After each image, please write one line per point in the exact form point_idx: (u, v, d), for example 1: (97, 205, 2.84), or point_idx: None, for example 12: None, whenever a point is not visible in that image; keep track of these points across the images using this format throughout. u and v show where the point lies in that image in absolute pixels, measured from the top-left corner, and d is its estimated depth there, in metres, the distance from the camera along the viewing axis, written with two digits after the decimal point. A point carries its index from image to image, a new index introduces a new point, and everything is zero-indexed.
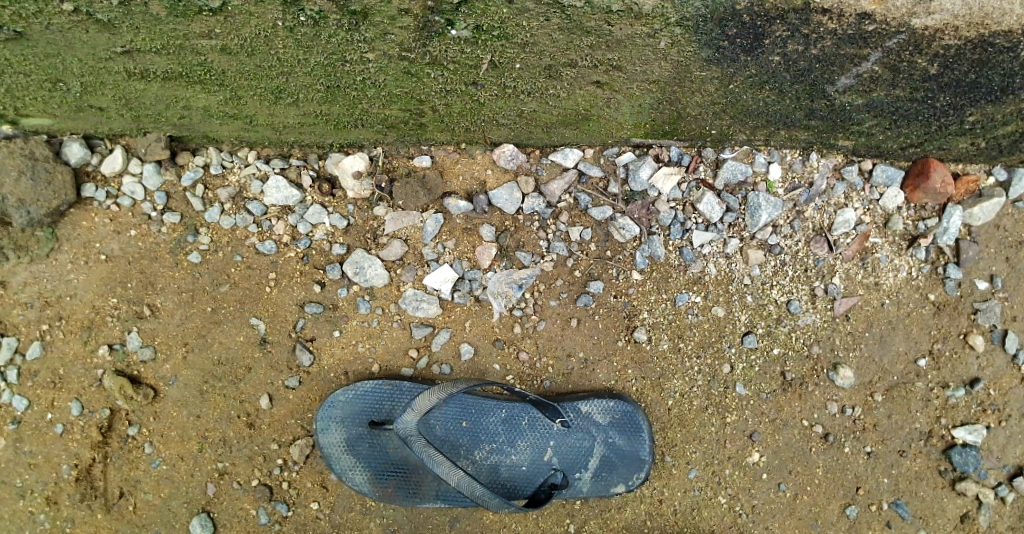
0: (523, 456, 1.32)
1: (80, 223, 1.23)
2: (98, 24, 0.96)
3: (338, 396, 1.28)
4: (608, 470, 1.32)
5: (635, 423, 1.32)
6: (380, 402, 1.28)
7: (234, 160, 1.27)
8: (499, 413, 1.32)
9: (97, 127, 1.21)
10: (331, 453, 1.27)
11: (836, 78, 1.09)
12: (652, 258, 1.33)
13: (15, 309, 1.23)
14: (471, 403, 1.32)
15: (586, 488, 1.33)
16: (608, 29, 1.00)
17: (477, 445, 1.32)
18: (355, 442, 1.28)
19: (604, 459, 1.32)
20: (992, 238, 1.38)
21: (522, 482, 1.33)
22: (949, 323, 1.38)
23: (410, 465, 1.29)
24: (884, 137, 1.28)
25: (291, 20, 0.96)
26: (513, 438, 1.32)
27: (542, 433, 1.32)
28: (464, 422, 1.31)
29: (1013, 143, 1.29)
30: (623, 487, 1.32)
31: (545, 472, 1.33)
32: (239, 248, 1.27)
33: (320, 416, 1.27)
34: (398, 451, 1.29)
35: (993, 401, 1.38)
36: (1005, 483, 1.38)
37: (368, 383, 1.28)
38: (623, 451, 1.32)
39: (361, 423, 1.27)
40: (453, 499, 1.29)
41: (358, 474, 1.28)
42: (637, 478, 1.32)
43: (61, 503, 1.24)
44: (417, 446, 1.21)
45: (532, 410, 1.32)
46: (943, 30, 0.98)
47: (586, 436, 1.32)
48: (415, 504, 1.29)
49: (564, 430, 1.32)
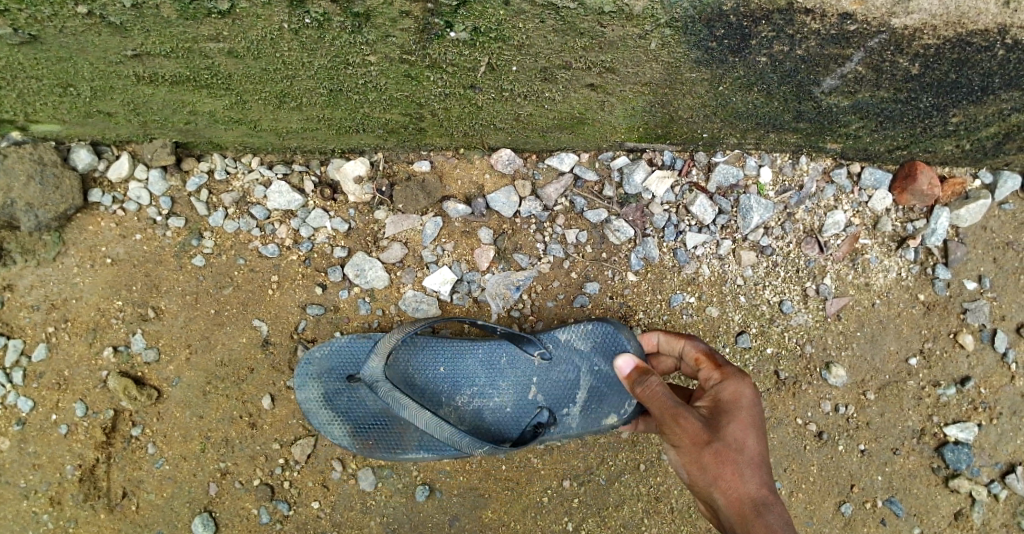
0: (506, 397, 1.28)
1: (87, 227, 1.26)
2: (110, 27, 0.98)
3: (314, 353, 1.26)
4: (597, 402, 1.26)
5: (617, 343, 1.25)
6: (353, 354, 1.27)
7: (237, 166, 1.31)
8: (478, 354, 1.29)
9: (105, 132, 1.25)
10: (308, 409, 1.26)
11: (821, 79, 1.13)
12: (646, 259, 1.36)
13: (21, 312, 1.25)
14: (447, 348, 1.29)
15: (577, 424, 1.27)
16: (600, 30, 1.03)
17: (458, 389, 1.28)
18: (331, 397, 1.26)
19: (592, 391, 1.26)
20: (979, 239, 1.42)
21: (510, 425, 1.28)
22: (939, 323, 1.41)
23: (389, 417, 1.26)
24: (871, 140, 1.32)
25: (297, 22, 0.99)
26: (495, 378, 1.28)
27: (523, 370, 1.28)
28: (441, 367, 1.28)
29: (997, 145, 1.33)
30: (615, 417, 1.25)
31: (531, 412, 1.28)
32: (242, 252, 1.30)
33: (297, 372, 1.26)
34: (377, 402, 1.26)
35: (984, 399, 1.41)
36: (997, 480, 1.41)
37: (342, 337, 1.27)
38: (610, 378, 1.26)
39: (338, 377, 1.26)
40: (438, 449, 1.24)
41: (337, 428, 1.26)
42: (629, 407, 1.25)
43: (65, 503, 1.25)
44: (383, 390, 1.18)
45: (510, 348, 1.28)
46: (922, 30, 1.01)
47: (571, 368, 1.27)
48: (399, 456, 1.26)
49: (545, 364, 1.27)
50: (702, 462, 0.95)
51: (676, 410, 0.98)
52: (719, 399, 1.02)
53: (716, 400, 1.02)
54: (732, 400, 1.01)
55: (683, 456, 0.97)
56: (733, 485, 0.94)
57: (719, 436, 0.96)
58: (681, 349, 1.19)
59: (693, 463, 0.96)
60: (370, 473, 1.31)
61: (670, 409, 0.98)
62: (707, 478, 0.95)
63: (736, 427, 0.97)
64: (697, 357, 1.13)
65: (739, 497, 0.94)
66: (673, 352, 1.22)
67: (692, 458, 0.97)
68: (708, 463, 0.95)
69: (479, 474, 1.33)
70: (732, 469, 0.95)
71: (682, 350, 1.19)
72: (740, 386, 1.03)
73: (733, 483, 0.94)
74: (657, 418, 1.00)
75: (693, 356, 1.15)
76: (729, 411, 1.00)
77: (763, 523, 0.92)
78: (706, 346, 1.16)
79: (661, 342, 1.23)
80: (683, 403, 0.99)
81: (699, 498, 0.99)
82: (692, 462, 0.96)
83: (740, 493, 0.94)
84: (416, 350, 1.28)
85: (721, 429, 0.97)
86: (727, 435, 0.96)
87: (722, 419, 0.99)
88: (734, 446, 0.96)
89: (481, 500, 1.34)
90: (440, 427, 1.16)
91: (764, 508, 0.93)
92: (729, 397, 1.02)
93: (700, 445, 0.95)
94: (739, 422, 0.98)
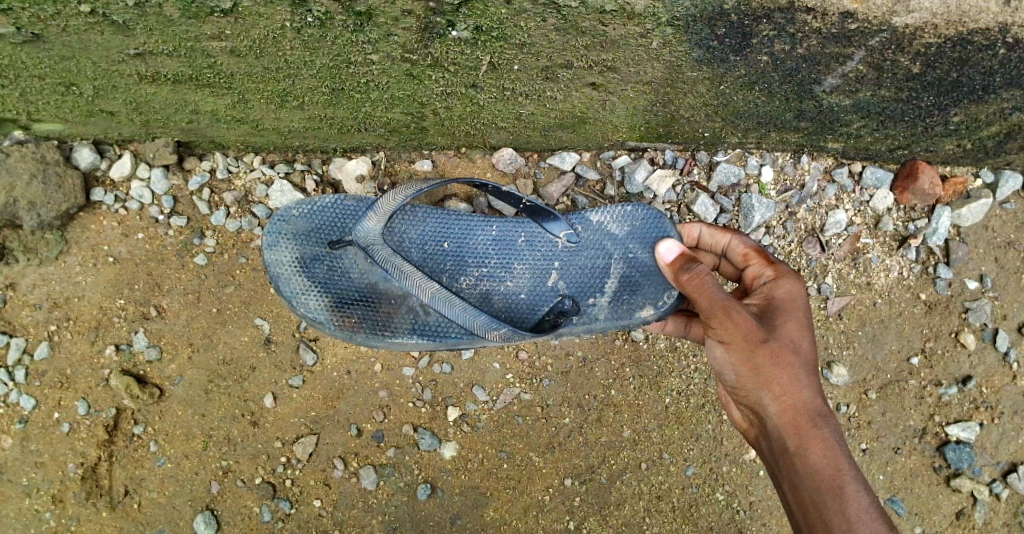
0: (520, 282, 1.16)
1: (90, 226, 1.27)
2: (113, 26, 0.98)
3: (291, 211, 1.13)
4: (630, 292, 1.13)
5: (657, 230, 1.15)
6: (342, 219, 1.14)
7: (239, 164, 1.32)
8: (489, 230, 1.17)
9: (108, 131, 1.25)
10: (279, 272, 1.10)
11: (822, 78, 1.13)
12: None
13: (24, 310, 1.25)
14: (455, 222, 1.17)
15: (603, 316, 1.13)
16: (602, 29, 1.03)
17: (464, 270, 1.16)
18: (311, 264, 1.11)
19: (623, 280, 1.14)
20: (980, 238, 1.42)
21: (523, 314, 1.15)
22: (941, 322, 1.41)
23: (377, 292, 1.10)
24: (872, 139, 1.32)
25: (299, 21, 0.99)
26: (508, 260, 1.16)
27: (543, 254, 1.16)
28: (447, 243, 1.17)
29: (998, 145, 1.33)
30: (652, 310, 1.12)
31: (550, 301, 1.15)
32: (244, 250, 1.30)
33: (269, 230, 1.12)
34: (364, 276, 1.11)
35: (985, 398, 1.41)
36: (999, 479, 1.41)
37: (328, 197, 1.15)
38: (644, 266, 1.14)
39: (320, 242, 1.12)
40: (433, 335, 1.08)
41: (312, 299, 1.09)
42: (669, 299, 1.12)
43: (67, 501, 1.24)
44: (382, 255, 1.10)
45: (530, 227, 1.17)
46: (923, 29, 1.00)
47: (600, 254, 1.15)
48: (385, 340, 1.08)
49: (570, 248, 1.16)
50: (754, 361, 0.94)
51: (728, 304, 0.92)
52: (773, 297, 1.00)
53: (768, 299, 1.01)
54: (787, 300, 1.00)
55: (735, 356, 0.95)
56: (787, 393, 0.95)
57: (774, 338, 0.95)
58: (724, 243, 1.14)
59: (746, 364, 0.95)
60: (372, 471, 1.32)
61: (723, 303, 0.92)
62: (759, 381, 0.95)
63: (790, 329, 0.97)
64: (746, 254, 1.10)
65: (792, 404, 0.95)
66: (712, 245, 1.17)
67: (744, 358, 0.95)
68: (763, 364, 0.94)
69: (481, 473, 1.34)
70: (788, 375, 0.95)
71: (725, 245, 1.14)
72: (793, 286, 1.02)
73: (787, 390, 0.95)
74: (704, 311, 0.94)
75: (739, 251, 1.11)
76: (782, 311, 0.99)
77: (815, 431, 0.94)
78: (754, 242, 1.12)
79: (702, 235, 1.17)
80: (735, 297, 0.93)
81: (744, 400, 0.99)
82: (746, 364, 0.95)
83: (793, 400, 0.95)
84: (418, 223, 1.17)
85: (776, 331, 0.96)
86: (782, 335, 0.96)
87: (775, 320, 0.98)
88: (789, 350, 0.96)
89: (483, 498, 1.34)
90: (448, 298, 1.05)
91: (816, 413, 0.95)
92: (782, 295, 1.01)
93: (754, 342, 0.93)
94: (793, 325, 0.98)
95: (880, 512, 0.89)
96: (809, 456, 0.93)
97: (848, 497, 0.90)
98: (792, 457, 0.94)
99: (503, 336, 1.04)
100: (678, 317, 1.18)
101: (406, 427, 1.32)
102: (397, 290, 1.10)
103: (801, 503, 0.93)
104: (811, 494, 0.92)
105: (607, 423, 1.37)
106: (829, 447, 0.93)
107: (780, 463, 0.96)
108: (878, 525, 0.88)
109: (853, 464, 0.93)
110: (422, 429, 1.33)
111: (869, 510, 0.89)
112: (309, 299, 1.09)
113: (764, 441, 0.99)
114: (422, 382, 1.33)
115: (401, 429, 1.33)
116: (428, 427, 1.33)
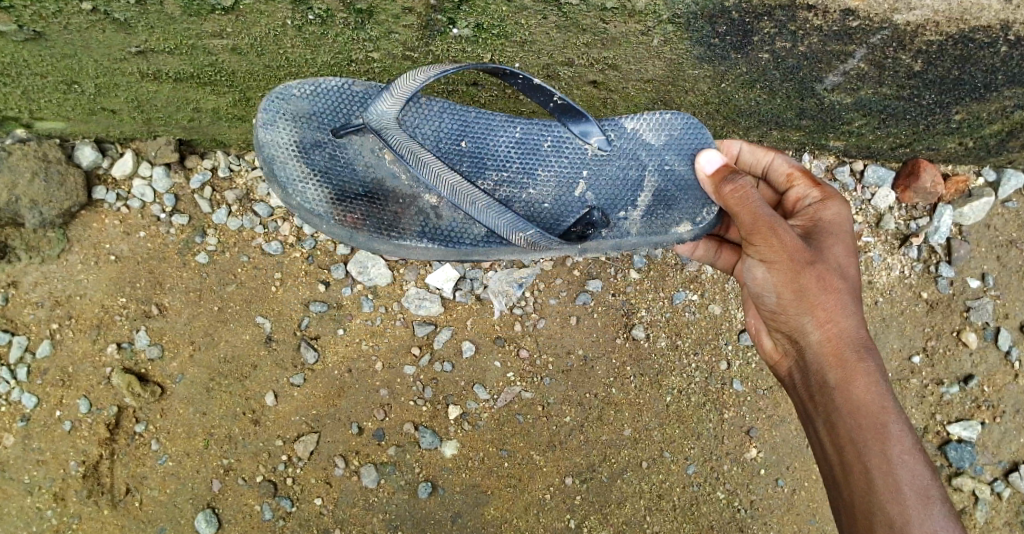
0: (544, 191, 1.08)
1: (91, 224, 1.27)
2: (115, 23, 0.98)
3: (292, 90, 1.04)
4: (666, 207, 1.06)
5: (699, 141, 1.08)
6: (347, 105, 1.05)
7: (241, 163, 1.33)
8: (511, 132, 1.09)
9: (109, 130, 1.25)
10: (274, 155, 1.01)
11: (823, 76, 1.13)
12: (649, 257, 1.38)
13: (26, 308, 1.26)
14: (473, 119, 1.09)
15: (636, 231, 1.06)
16: (603, 27, 1.03)
17: (480, 174, 1.08)
18: (310, 150, 1.02)
19: (660, 194, 1.06)
20: (982, 237, 1.42)
21: (545, 224, 1.07)
22: (943, 320, 1.41)
23: (381, 189, 1.04)
24: (874, 137, 1.32)
25: (300, 18, 0.99)
26: (530, 166, 1.09)
27: (571, 160, 1.09)
28: (464, 143, 1.08)
29: (1000, 143, 1.33)
30: (689, 226, 1.05)
31: (577, 211, 1.08)
32: (246, 249, 1.30)
33: (265, 107, 1.02)
34: (369, 170, 1.04)
35: (987, 397, 1.41)
36: (1001, 479, 1.40)
37: (332, 80, 1.05)
38: (683, 180, 1.07)
39: (321, 128, 1.03)
40: (443, 241, 1.03)
41: (310, 189, 1.01)
42: (708, 216, 1.05)
43: (69, 499, 1.24)
44: (395, 140, 1.01)
45: (557, 130, 1.10)
46: (925, 26, 1.00)
47: (634, 164, 1.08)
48: (389, 241, 1.02)
49: (600, 156, 1.09)
50: (800, 283, 0.90)
51: (772, 220, 0.89)
52: (819, 217, 0.97)
53: (814, 221, 0.98)
54: (834, 221, 0.97)
55: (777, 276, 0.91)
56: (831, 320, 0.91)
57: (820, 259, 0.91)
58: (766, 162, 1.12)
59: (790, 285, 0.90)
60: (373, 470, 1.32)
61: (767, 219, 0.89)
62: (802, 304, 0.91)
63: (835, 251, 0.94)
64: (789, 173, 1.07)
65: (836, 332, 0.90)
66: (753, 164, 1.14)
67: (788, 279, 0.90)
68: (807, 286, 0.90)
69: (482, 471, 1.34)
70: (834, 300, 0.90)
71: (768, 164, 1.12)
72: (841, 208, 0.98)
73: (831, 317, 0.91)
74: (747, 227, 0.90)
75: (783, 171, 1.09)
76: (829, 232, 0.96)
77: (860, 363, 0.89)
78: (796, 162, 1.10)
79: (743, 151, 1.15)
80: (779, 215, 0.90)
81: (784, 327, 0.95)
82: (789, 285, 0.90)
83: (838, 329, 0.91)
84: (431, 118, 1.08)
85: (823, 252, 0.92)
86: (828, 257, 0.92)
87: (821, 243, 0.94)
88: (835, 273, 0.92)
89: (484, 496, 1.34)
90: (468, 194, 0.98)
91: (860, 343, 0.90)
92: (829, 216, 0.98)
93: (801, 261, 0.89)
94: (840, 248, 0.94)
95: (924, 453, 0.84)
96: (851, 392, 0.88)
97: (891, 437, 0.85)
98: (832, 392, 0.89)
99: (530, 240, 0.97)
100: (710, 240, 1.18)
101: (407, 425, 1.33)
102: (405, 190, 1.04)
103: (838, 444, 0.88)
104: (849, 432, 0.87)
105: (608, 422, 1.37)
106: (873, 383, 0.88)
107: (817, 400, 0.92)
108: (922, 469, 0.83)
109: (897, 402, 0.88)
110: (423, 428, 1.33)
111: (912, 449, 0.84)
112: (307, 188, 1.01)
113: (801, 374, 0.95)
114: (423, 381, 1.33)
115: (401, 428, 1.33)
116: (428, 426, 1.33)
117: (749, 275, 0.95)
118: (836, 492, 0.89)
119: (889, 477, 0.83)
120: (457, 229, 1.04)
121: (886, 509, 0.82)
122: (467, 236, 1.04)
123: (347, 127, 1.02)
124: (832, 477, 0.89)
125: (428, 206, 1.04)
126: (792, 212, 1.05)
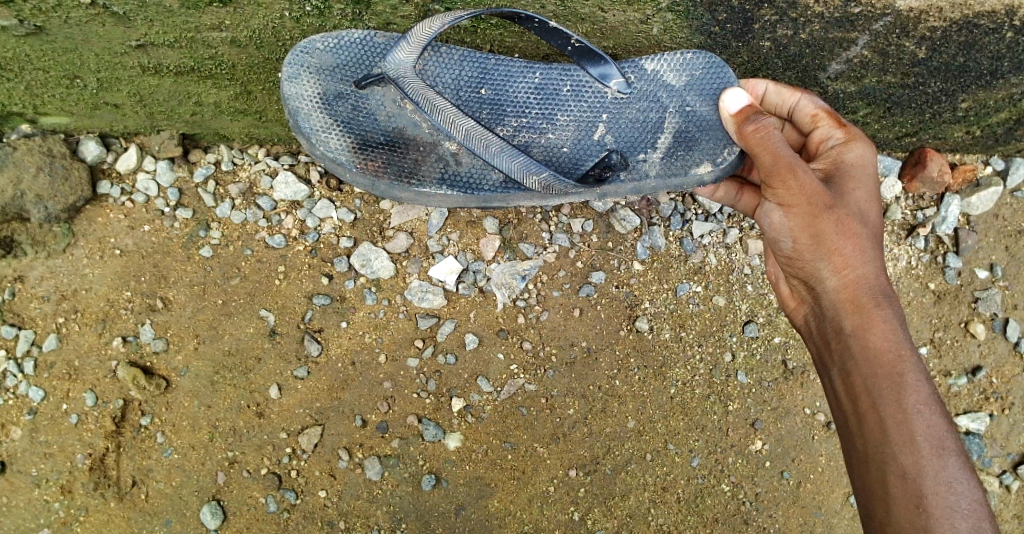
0: (563, 135, 1.12)
1: (96, 219, 1.27)
2: (114, 17, 0.99)
3: (315, 43, 1.06)
4: (686, 148, 1.09)
5: (722, 80, 1.08)
6: (368, 56, 1.07)
7: (244, 157, 1.32)
8: (531, 78, 1.11)
9: (113, 124, 1.26)
10: (298, 107, 1.06)
11: (827, 64, 1.12)
12: (652, 248, 1.38)
13: (32, 303, 1.26)
14: (494, 66, 1.10)
15: (654, 173, 1.10)
16: (602, 16, 1.03)
17: (501, 120, 1.11)
18: (333, 102, 1.07)
19: (680, 135, 1.10)
20: (990, 227, 1.41)
21: (564, 168, 1.12)
22: (950, 312, 1.39)
23: (403, 137, 1.10)
24: (880, 126, 1.31)
25: (298, 10, 1.01)
26: (550, 110, 1.12)
27: (592, 105, 1.12)
28: (483, 89, 1.11)
29: (1008, 131, 1.32)
30: (709, 167, 1.08)
31: (597, 154, 1.12)
32: (249, 242, 1.30)
33: (290, 61, 1.06)
34: (391, 120, 1.09)
35: (995, 389, 1.40)
36: (1009, 471, 1.41)
37: (355, 32, 1.06)
38: (704, 120, 1.09)
39: (344, 79, 1.07)
40: (463, 187, 1.10)
41: (333, 138, 1.07)
42: (729, 156, 1.08)
43: (75, 492, 1.25)
44: (412, 89, 1.05)
45: (576, 73, 1.11)
46: (928, 12, 0.99)
47: (654, 107, 1.11)
48: (410, 188, 1.10)
49: (621, 98, 1.11)
50: (817, 226, 0.93)
51: (793, 162, 0.91)
52: (843, 161, 1.00)
53: (836, 164, 1.01)
54: (857, 164, 1.00)
55: (795, 219, 0.94)
56: (848, 266, 0.93)
57: (840, 205, 0.94)
58: (792, 103, 1.09)
59: (807, 229, 0.93)
60: (377, 462, 1.32)
61: (788, 160, 0.91)
62: (819, 248, 0.93)
63: (854, 197, 0.97)
64: (815, 114, 1.07)
65: (854, 278, 0.93)
66: (778, 105, 1.11)
67: (805, 223, 0.94)
68: (824, 230, 0.93)
69: (486, 464, 1.34)
70: (852, 244, 0.94)
71: (793, 105, 1.09)
72: (864, 151, 1.01)
73: (848, 262, 0.93)
74: (767, 169, 0.93)
75: (808, 112, 1.08)
76: (852, 176, 0.99)
77: (875, 306, 0.92)
78: (823, 102, 1.08)
79: (768, 92, 1.11)
80: (800, 157, 0.93)
81: (800, 270, 0.98)
82: (806, 228, 0.93)
83: (855, 274, 0.93)
84: (452, 66, 1.10)
85: (843, 197, 0.96)
86: (848, 203, 0.96)
87: (841, 187, 0.98)
88: (855, 219, 0.95)
89: (487, 489, 1.34)
90: (483, 140, 1.04)
91: (876, 288, 0.93)
92: (853, 160, 1.00)
93: (820, 205, 0.92)
94: (859, 193, 0.98)
95: (940, 404, 0.86)
96: (867, 337, 0.90)
97: (907, 387, 0.86)
98: (848, 337, 0.92)
99: (543, 183, 1.04)
100: (731, 183, 1.19)
101: (410, 418, 1.33)
102: (425, 138, 1.10)
103: (852, 392, 0.90)
104: (865, 380, 0.89)
105: (611, 415, 1.37)
106: (890, 331, 0.90)
107: (833, 347, 0.94)
108: (938, 420, 0.85)
109: (915, 351, 0.89)
110: (426, 420, 1.33)
111: (928, 395, 0.86)
112: (330, 137, 1.07)
113: (817, 321, 0.98)
114: (426, 373, 1.33)
115: (405, 420, 1.33)
116: (432, 418, 1.33)
117: (768, 219, 0.98)
118: (850, 443, 0.90)
119: (903, 427, 0.85)
120: (475, 176, 1.11)
121: (899, 457, 0.84)
122: (485, 182, 1.11)
123: (370, 78, 1.06)
124: (846, 427, 0.91)
125: (448, 153, 1.10)
126: (814, 155, 1.07)
